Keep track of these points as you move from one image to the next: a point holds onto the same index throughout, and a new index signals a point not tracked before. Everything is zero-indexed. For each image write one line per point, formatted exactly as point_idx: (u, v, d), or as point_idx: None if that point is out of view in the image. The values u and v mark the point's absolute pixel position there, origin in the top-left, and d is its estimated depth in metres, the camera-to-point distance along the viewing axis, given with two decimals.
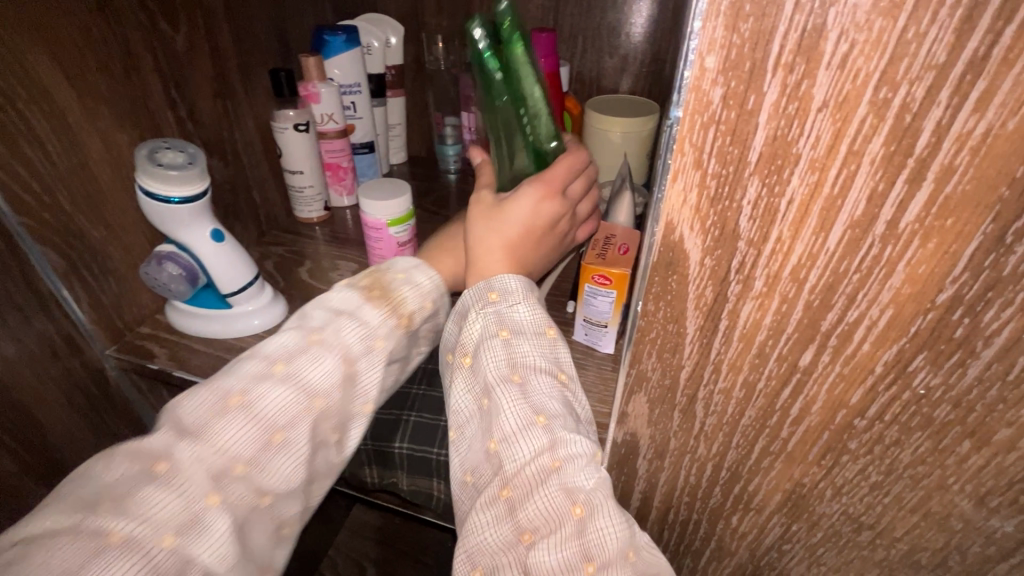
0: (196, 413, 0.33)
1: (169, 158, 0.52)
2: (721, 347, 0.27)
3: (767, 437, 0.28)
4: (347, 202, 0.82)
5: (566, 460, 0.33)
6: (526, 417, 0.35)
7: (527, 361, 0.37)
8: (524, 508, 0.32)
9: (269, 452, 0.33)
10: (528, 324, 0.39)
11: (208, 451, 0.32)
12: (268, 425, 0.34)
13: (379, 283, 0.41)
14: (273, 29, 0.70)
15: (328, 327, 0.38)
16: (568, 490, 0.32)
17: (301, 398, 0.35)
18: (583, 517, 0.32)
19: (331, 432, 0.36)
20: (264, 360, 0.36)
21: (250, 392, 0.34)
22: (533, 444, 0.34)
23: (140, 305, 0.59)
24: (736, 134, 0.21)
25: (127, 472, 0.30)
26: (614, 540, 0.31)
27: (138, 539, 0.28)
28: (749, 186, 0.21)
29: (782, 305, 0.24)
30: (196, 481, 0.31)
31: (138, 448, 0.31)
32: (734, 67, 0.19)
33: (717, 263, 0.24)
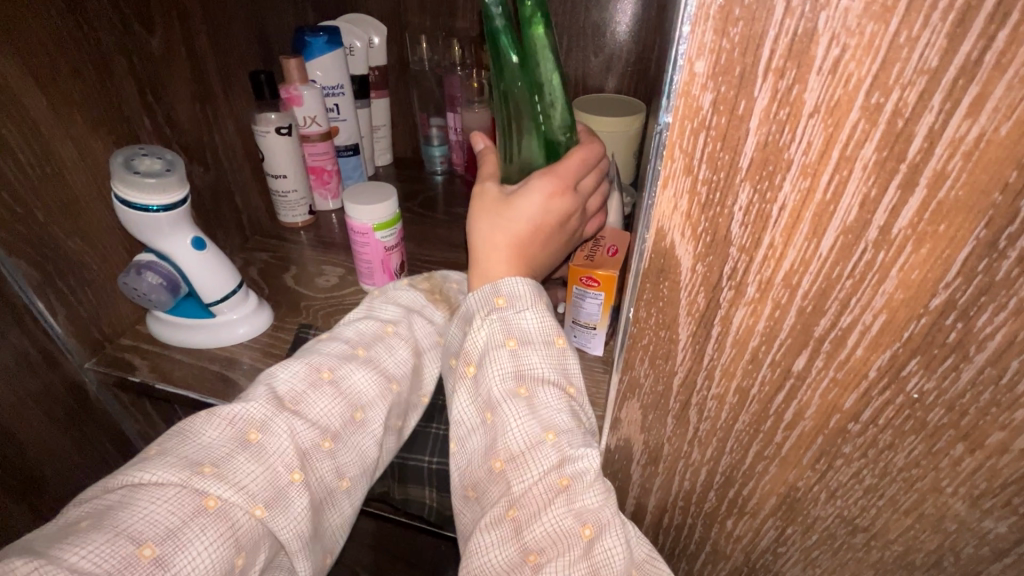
0: (289, 388, 0.39)
1: (147, 165, 0.51)
2: (714, 353, 0.26)
3: (761, 442, 0.28)
4: (332, 206, 0.81)
5: (574, 479, 0.34)
6: (534, 435, 0.35)
7: (534, 373, 0.37)
8: (531, 529, 0.33)
9: (348, 432, 0.39)
10: (536, 333, 0.38)
11: (299, 426, 0.37)
12: (351, 407, 0.40)
13: (439, 288, 0.48)
14: (253, 30, 0.68)
15: (401, 321, 0.45)
16: (576, 512, 0.33)
17: (377, 385, 0.41)
18: (591, 539, 0.32)
19: (394, 420, 0.42)
20: (347, 344, 0.42)
21: (337, 372, 0.40)
22: (542, 464, 0.34)
23: (121, 316, 0.58)
24: (727, 140, 0.20)
25: (229, 436, 0.36)
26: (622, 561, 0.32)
27: (234, 505, 0.34)
28: (740, 192, 0.21)
29: (775, 310, 0.23)
30: (286, 454, 0.36)
31: (239, 415, 0.36)
32: (724, 72, 0.19)
33: (709, 269, 0.24)
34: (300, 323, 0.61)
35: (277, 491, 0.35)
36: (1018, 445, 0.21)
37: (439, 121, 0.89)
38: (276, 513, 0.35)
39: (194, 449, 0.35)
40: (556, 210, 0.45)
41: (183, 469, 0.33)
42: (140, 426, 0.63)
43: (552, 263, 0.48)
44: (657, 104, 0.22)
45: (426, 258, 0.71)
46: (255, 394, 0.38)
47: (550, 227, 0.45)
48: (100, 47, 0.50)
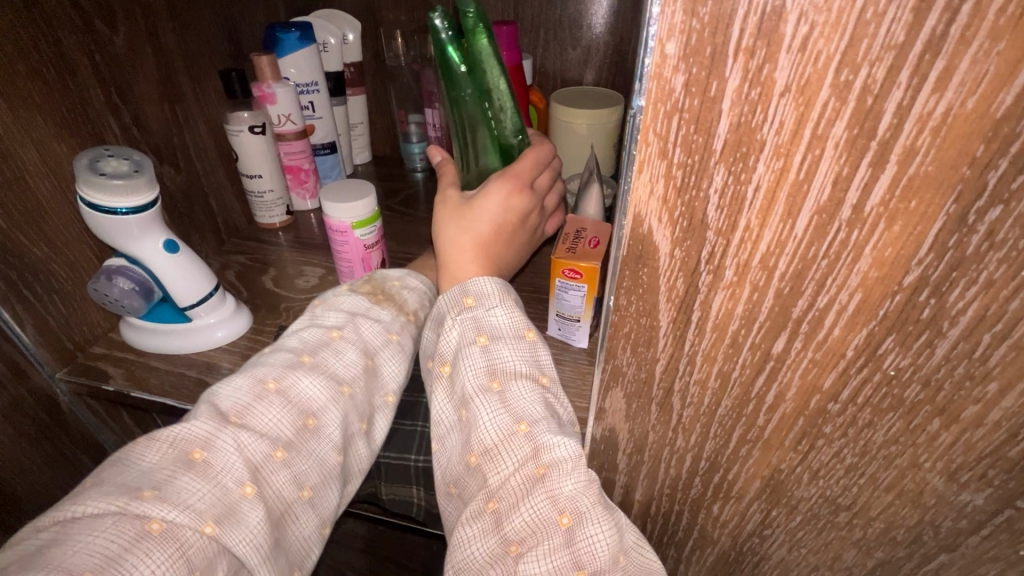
0: (233, 402, 0.37)
1: (113, 167, 0.49)
2: (695, 339, 0.26)
3: (744, 425, 0.28)
4: (311, 205, 0.79)
5: (551, 468, 0.33)
6: (506, 426, 0.35)
7: (506, 367, 0.37)
8: (511, 520, 0.33)
9: (303, 439, 0.38)
10: (507, 328, 0.38)
11: (248, 439, 0.36)
12: (302, 414, 0.38)
13: (382, 290, 0.48)
14: (223, 28, 0.67)
15: (346, 326, 0.44)
16: (554, 499, 0.33)
17: (329, 390, 0.39)
18: (570, 527, 0.32)
19: (356, 422, 0.41)
20: (292, 353, 0.41)
21: (284, 380, 0.39)
22: (517, 455, 0.34)
23: (93, 324, 0.56)
24: (700, 122, 0.20)
25: (171, 457, 0.34)
26: (605, 549, 0.31)
27: (180, 526, 0.32)
28: (714, 175, 0.21)
29: (753, 293, 0.23)
30: (236, 469, 0.35)
31: (180, 436, 0.35)
32: (695, 53, 0.19)
33: (687, 254, 0.24)
34: (280, 325, 0.60)
35: (228, 507, 0.34)
36: (992, 417, 0.22)
37: (418, 118, 0.88)
38: (230, 529, 0.33)
39: (133, 475, 0.33)
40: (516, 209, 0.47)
41: (121, 496, 0.32)
42: (118, 436, 0.61)
43: (517, 262, 0.50)
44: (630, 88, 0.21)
45: (408, 256, 0.71)
46: (197, 414, 0.37)
47: (511, 223, 0.47)
48: (61, 47, 0.48)
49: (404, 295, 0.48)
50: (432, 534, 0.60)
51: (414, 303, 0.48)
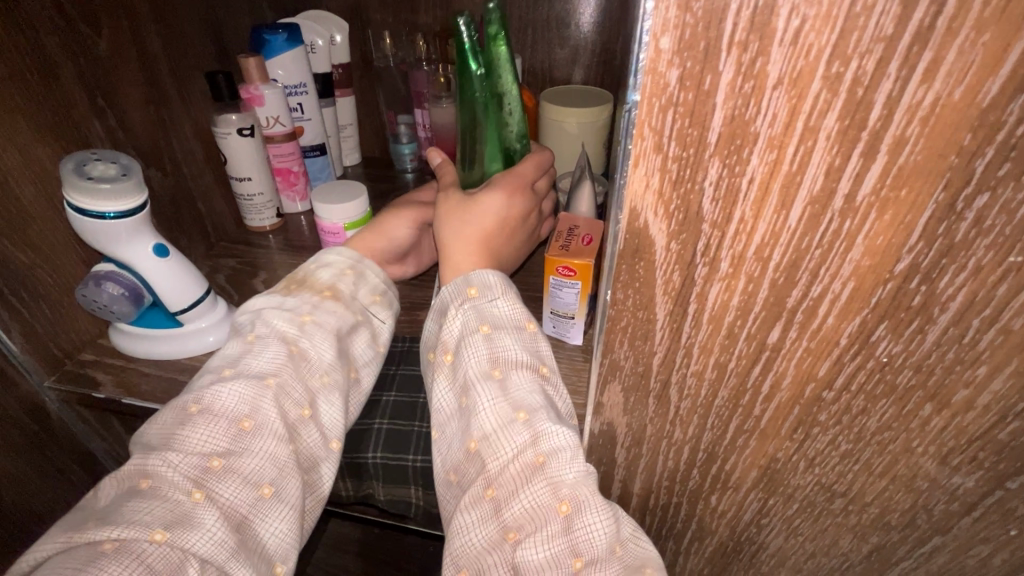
0: (161, 435, 0.37)
1: (100, 170, 0.48)
2: (692, 331, 0.27)
3: (740, 416, 0.29)
4: (301, 208, 0.79)
5: (550, 455, 0.34)
6: (505, 414, 0.35)
7: (507, 356, 0.37)
8: (510, 507, 0.33)
9: (241, 443, 0.37)
10: (507, 318, 0.39)
11: (179, 457, 0.35)
12: (232, 416, 0.37)
13: (296, 279, 0.47)
14: (208, 29, 0.66)
15: (258, 325, 0.43)
16: (553, 487, 0.33)
17: (253, 387, 0.39)
18: (569, 514, 0.32)
19: (297, 410, 0.39)
20: (214, 371, 0.41)
21: (203, 398, 0.38)
22: (516, 442, 0.34)
23: (81, 331, 0.55)
24: (695, 115, 0.20)
25: (118, 494, 0.34)
26: (599, 537, 0.31)
27: (130, 541, 0.31)
28: (709, 169, 0.21)
29: (748, 284, 0.24)
30: (179, 481, 0.34)
31: (121, 475, 0.35)
32: (689, 47, 0.19)
33: (683, 247, 0.24)
34: None
35: (181, 515, 0.33)
36: (982, 401, 0.22)
37: (407, 119, 0.88)
38: (185, 533, 0.32)
39: (86, 515, 0.33)
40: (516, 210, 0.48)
41: (70, 535, 0.32)
42: (108, 445, 0.60)
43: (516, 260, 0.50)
44: (624, 83, 0.22)
45: None
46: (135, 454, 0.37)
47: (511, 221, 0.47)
48: (43, 50, 0.47)
49: (317, 275, 0.48)
50: (428, 534, 0.60)
51: (328, 278, 0.47)
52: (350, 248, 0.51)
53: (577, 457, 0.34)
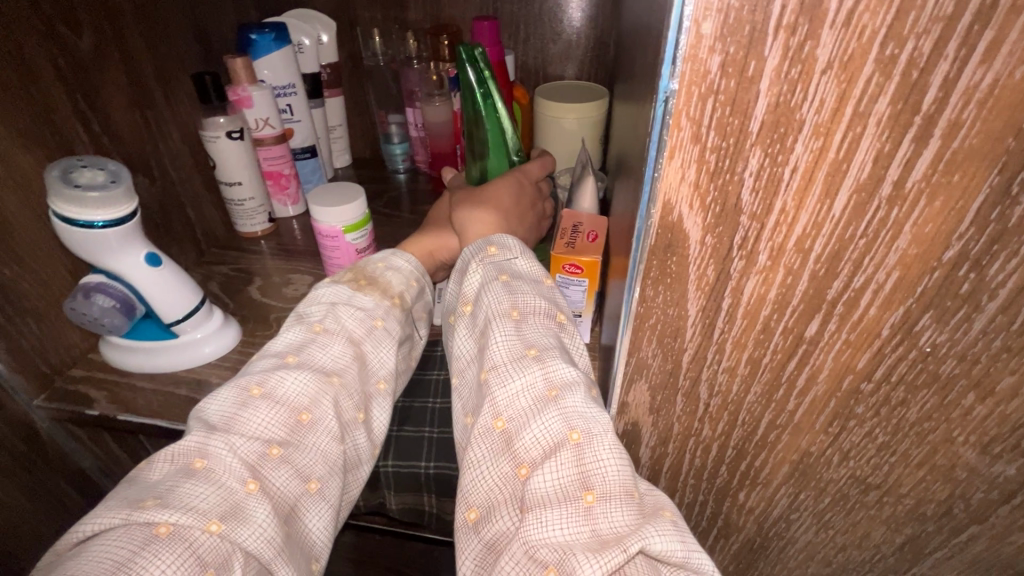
0: (220, 415, 0.36)
1: (87, 178, 0.46)
2: (725, 326, 0.26)
3: (773, 411, 0.28)
4: (293, 211, 0.77)
5: (563, 390, 0.33)
6: (516, 350, 0.35)
7: (526, 300, 0.38)
8: (523, 435, 0.32)
9: (298, 434, 0.36)
10: (527, 272, 0.40)
11: (239, 442, 0.34)
12: (294, 407, 0.37)
13: (364, 274, 0.45)
14: (193, 29, 0.64)
15: (327, 317, 0.42)
16: (565, 417, 0.32)
17: (316, 382, 0.38)
18: (580, 443, 0.31)
19: (351, 412, 0.39)
20: (277, 356, 0.40)
21: (267, 383, 0.37)
22: (527, 376, 0.34)
23: (70, 345, 0.53)
24: (736, 104, 0.20)
25: (171, 470, 0.33)
26: (613, 472, 0.30)
27: (186, 528, 0.30)
28: (750, 158, 0.21)
29: (787, 277, 0.23)
30: (236, 468, 0.33)
31: (173, 451, 0.34)
32: (733, 32, 0.18)
33: (718, 240, 0.23)
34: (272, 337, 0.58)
35: (235, 505, 0.32)
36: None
37: (398, 118, 0.87)
38: (238, 527, 0.31)
39: (138, 490, 0.32)
40: (523, 206, 0.51)
41: (125, 508, 0.31)
42: (100, 465, 0.58)
43: None
44: (658, 72, 0.21)
45: None
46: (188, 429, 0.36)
47: (518, 223, 0.49)
48: (22, 52, 0.45)
49: (388, 277, 0.45)
50: (437, 542, 0.59)
51: (398, 283, 0.45)
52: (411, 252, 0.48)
53: (591, 399, 0.33)
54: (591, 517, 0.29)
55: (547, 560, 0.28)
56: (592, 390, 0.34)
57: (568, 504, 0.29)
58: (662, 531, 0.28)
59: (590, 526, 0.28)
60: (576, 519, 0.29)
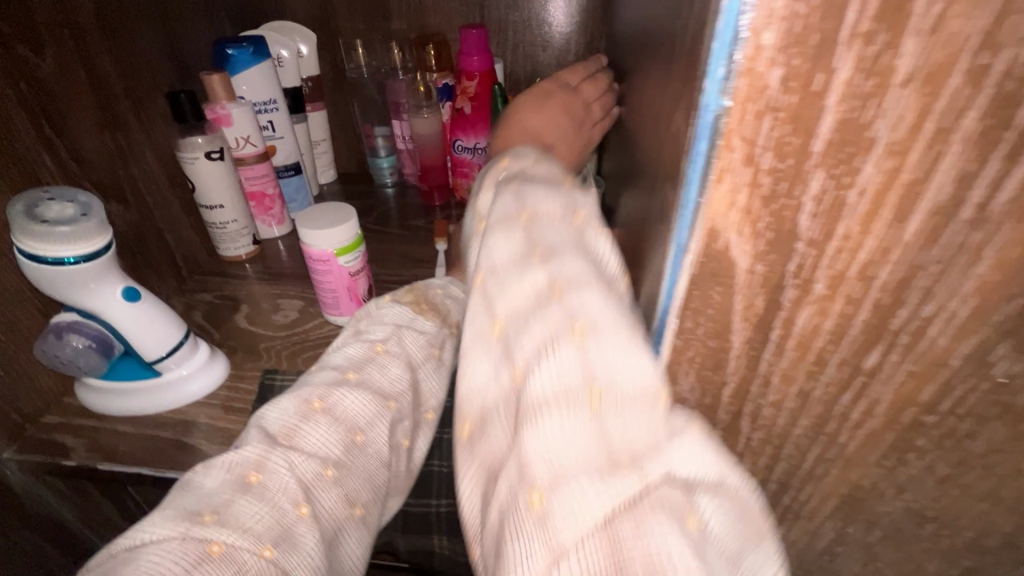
0: (281, 426, 0.38)
1: (55, 212, 0.43)
2: (773, 358, 0.24)
3: (822, 444, 0.26)
4: (278, 232, 0.74)
5: (568, 287, 0.27)
6: (520, 249, 0.29)
7: (537, 200, 0.32)
8: (518, 339, 0.26)
9: (352, 456, 0.38)
10: (542, 174, 0.35)
11: (298, 459, 0.36)
12: (351, 427, 0.39)
13: (426, 299, 0.49)
14: (165, 44, 0.60)
15: (391, 338, 0.45)
16: (569, 315, 0.26)
17: (376, 404, 0.40)
18: (583, 342, 0.25)
19: (400, 438, 0.42)
20: (336, 370, 0.42)
21: (328, 398, 0.40)
22: (525, 276, 0.28)
23: (42, 389, 0.49)
24: (798, 122, 0.18)
25: (226, 481, 0.34)
26: (628, 371, 0.24)
27: (239, 550, 0.31)
28: (811, 180, 0.19)
29: (847, 306, 0.21)
30: (291, 488, 0.35)
31: (232, 460, 0.35)
32: (798, 42, 0.16)
33: (770, 269, 0.21)
34: (263, 369, 0.54)
35: (286, 529, 0.33)
36: None
37: (384, 131, 0.84)
38: (288, 553, 0.33)
39: (193, 499, 0.33)
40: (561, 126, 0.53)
41: (182, 521, 0.32)
42: (82, 518, 0.53)
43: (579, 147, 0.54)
44: (703, 88, 0.19)
45: (395, 277, 0.67)
46: (247, 438, 0.37)
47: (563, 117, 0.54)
48: None
49: (445, 303, 0.50)
50: None
51: (456, 312, 0.50)
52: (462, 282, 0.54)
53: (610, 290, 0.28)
54: (599, 413, 0.23)
55: (540, 475, 0.22)
56: (609, 284, 0.28)
57: (567, 404, 0.23)
58: (686, 452, 0.22)
59: (600, 441, 0.22)
60: (575, 423, 0.23)
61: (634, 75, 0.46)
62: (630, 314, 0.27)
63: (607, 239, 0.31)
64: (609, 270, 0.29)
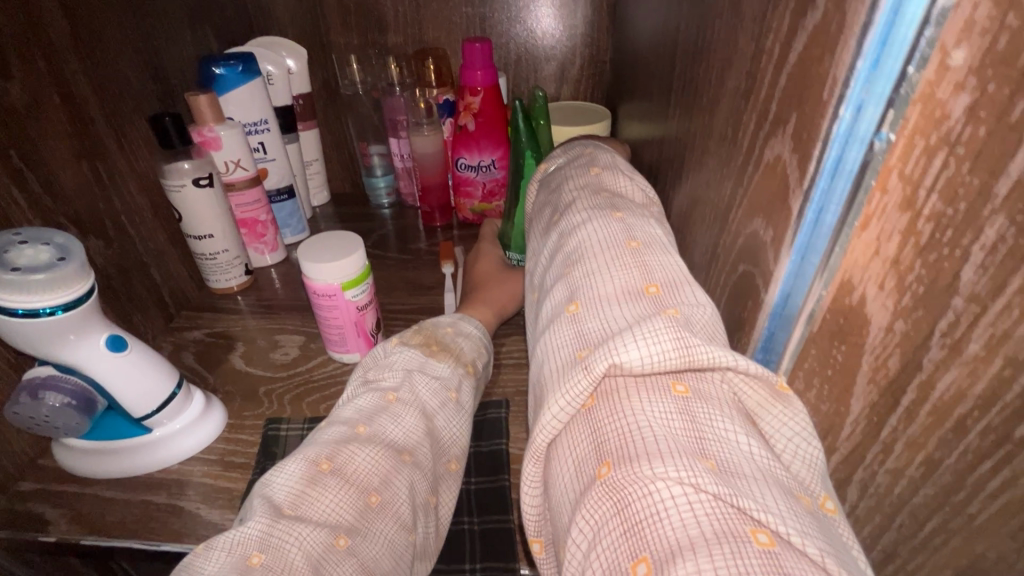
0: (288, 492, 0.32)
1: (28, 256, 0.38)
2: (900, 424, 0.21)
3: (944, 515, 0.23)
4: (271, 260, 0.69)
5: (565, 230, 0.31)
6: (544, 224, 0.35)
7: (558, 183, 0.37)
8: (538, 291, 0.31)
9: (366, 520, 0.33)
10: (565, 161, 0.40)
11: (306, 530, 0.31)
12: (364, 487, 0.34)
13: (436, 339, 0.45)
14: (146, 64, 0.56)
15: (403, 385, 0.40)
16: (563, 251, 0.30)
17: (389, 459, 0.35)
18: (570, 265, 0.28)
19: (423, 495, 0.36)
20: (346, 425, 0.37)
21: (337, 457, 0.34)
22: (545, 240, 0.33)
23: (14, 453, 0.44)
24: (980, 158, 0.15)
25: (227, 564, 0.29)
26: (608, 279, 0.26)
27: None
28: (987, 228, 0.15)
29: (1005, 369, 0.18)
30: (298, 567, 0.29)
31: (233, 540, 0.30)
32: (999, 62, 0.14)
33: (913, 327, 0.18)
34: (266, 418, 0.49)
35: None
36: None
37: (380, 149, 0.80)
38: None
39: None
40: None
41: None
42: None
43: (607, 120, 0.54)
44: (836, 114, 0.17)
45: (400, 307, 0.62)
46: (252, 511, 0.32)
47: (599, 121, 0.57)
48: None
49: (458, 343, 0.46)
50: None
51: (470, 350, 0.46)
52: (475, 320, 0.51)
53: (607, 221, 0.30)
54: (575, 323, 0.25)
55: (539, 381, 0.25)
56: (604, 220, 0.30)
57: (553, 322, 0.26)
58: (653, 328, 0.22)
59: (577, 338, 0.24)
60: (560, 327, 0.25)
61: (662, 93, 0.43)
62: (627, 234, 0.28)
63: (632, 182, 0.34)
64: (616, 206, 0.31)
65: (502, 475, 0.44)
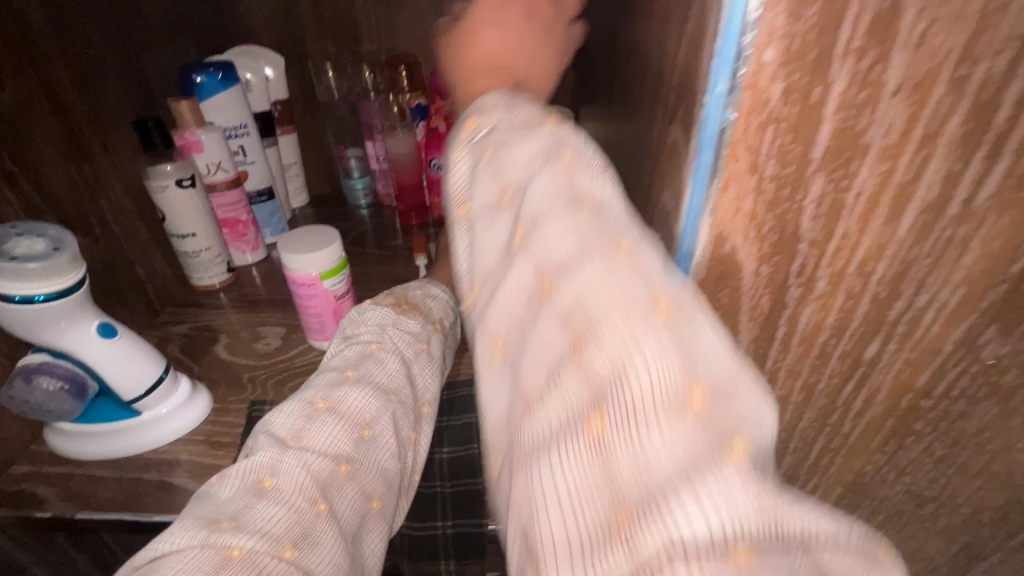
0: (288, 427, 0.36)
1: (25, 248, 0.41)
2: (779, 356, 0.25)
3: (826, 435, 0.28)
4: (252, 258, 0.71)
5: (557, 276, 0.20)
6: (505, 240, 0.23)
7: (518, 169, 0.24)
8: (519, 366, 0.20)
9: (362, 450, 0.36)
10: (518, 121, 0.26)
11: (311, 458, 0.34)
12: (357, 422, 0.37)
13: (405, 300, 0.47)
14: (129, 72, 0.59)
15: (380, 337, 0.43)
16: (561, 317, 0.19)
17: (376, 399, 0.38)
18: (581, 356, 0.18)
19: (406, 431, 0.40)
20: (336, 371, 0.40)
21: (331, 397, 0.38)
22: (513, 278, 0.22)
23: (9, 438, 0.46)
24: (798, 131, 0.19)
25: (243, 487, 0.33)
26: (648, 393, 0.16)
27: (259, 552, 0.29)
28: (812, 185, 0.20)
29: (847, 301, 0.23)
30: (307, 487, 0.33)
31: (246, 467, 0.34)
32: (797, 58, 0.17)
33: (774, 270, 0.22)
34: (249, 401, 0.53)
35: (306, 528, 0.31)
36: None
37: (357, 152, 0.83)
38: (311, 552, 0.30)
39: (211, 508, 0.32)
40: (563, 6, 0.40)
41: (201, 529, 0.30)
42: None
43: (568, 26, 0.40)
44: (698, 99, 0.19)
45: None
46: (257, 445, 0.35)
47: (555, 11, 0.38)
48: None
49: (428, 302, 0.49)
50: None
51: (439, 309, 0.48)
52: (441, 283, 0.52)
53: (618, 263, 0.19)
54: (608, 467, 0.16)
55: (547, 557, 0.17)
56: (611, 256, 0.19)
57: (566, 458, 0.17)
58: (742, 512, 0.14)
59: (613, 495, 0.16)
60: (580, 466, 0.17)
61: (605, 93, 0.47)
62: (654, 290, 0.18)
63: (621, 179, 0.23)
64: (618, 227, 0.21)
65: (473, 445, 0.47)
